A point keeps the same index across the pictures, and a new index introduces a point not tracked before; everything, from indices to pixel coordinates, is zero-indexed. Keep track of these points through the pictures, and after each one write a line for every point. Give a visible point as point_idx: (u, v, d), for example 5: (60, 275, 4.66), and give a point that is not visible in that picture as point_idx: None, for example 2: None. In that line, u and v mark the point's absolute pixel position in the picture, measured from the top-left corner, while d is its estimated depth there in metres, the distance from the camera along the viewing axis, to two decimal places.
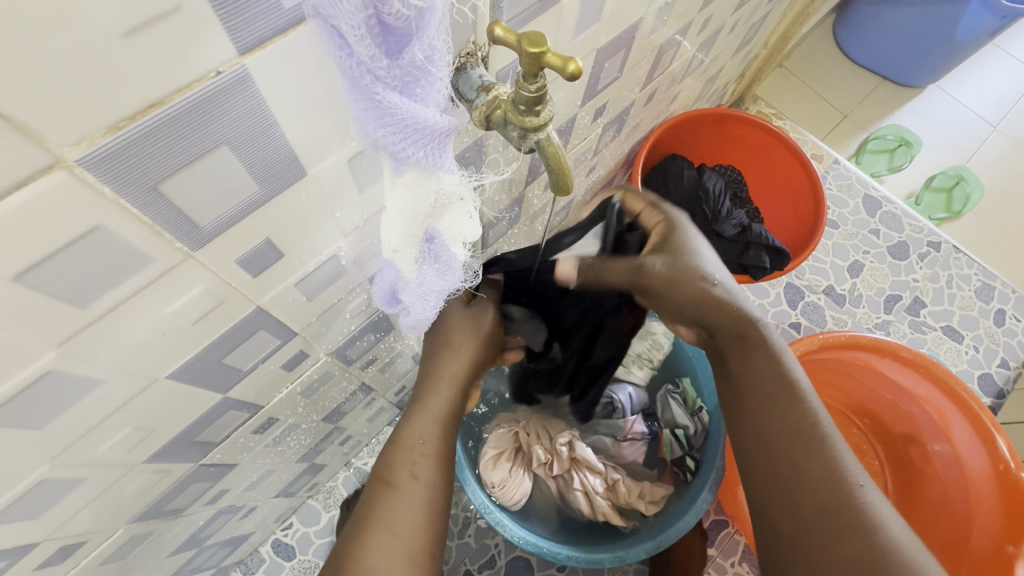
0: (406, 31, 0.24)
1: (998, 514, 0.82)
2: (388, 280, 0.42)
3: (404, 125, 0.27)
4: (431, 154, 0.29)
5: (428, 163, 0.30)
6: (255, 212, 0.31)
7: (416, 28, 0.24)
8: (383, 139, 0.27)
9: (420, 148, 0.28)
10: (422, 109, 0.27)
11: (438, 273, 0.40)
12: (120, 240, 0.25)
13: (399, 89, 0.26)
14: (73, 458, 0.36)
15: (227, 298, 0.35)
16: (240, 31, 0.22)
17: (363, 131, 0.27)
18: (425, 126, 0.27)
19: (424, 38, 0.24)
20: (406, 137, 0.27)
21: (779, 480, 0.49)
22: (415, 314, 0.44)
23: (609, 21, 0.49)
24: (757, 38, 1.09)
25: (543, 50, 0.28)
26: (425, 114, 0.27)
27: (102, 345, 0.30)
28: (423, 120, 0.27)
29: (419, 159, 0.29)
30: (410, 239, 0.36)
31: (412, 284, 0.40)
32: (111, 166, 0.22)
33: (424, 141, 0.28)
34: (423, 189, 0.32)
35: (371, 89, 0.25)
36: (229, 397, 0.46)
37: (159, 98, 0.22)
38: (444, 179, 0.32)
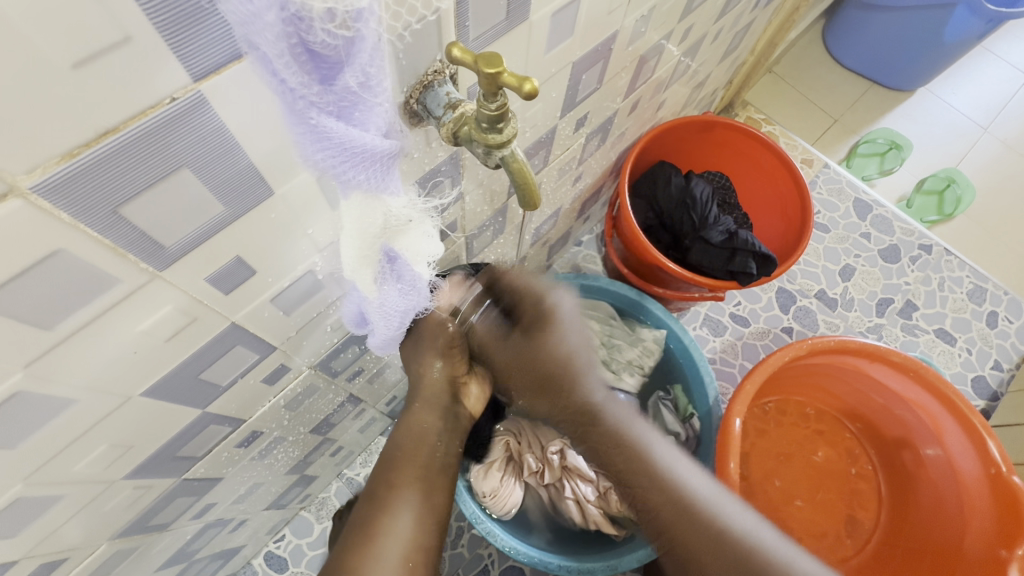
0: (337, 59, 0.24)
1: (991, 518, 0.81)
2: (353, 302, 0.42)
3: (343, 149, 0.27)
4: (372, 174, 0.30)
5: (370, 183, 0.31)
6: (225, 231, 0.31)
7: (348, 56, 0.24)
8: (322, 162, 0.28)
9: (363, 172, 0.29)
10: (358, 132, 0.27)
11: (399, 291, 0.41)
12: (83, 263, 0.26)
13: (334, 114, 0.26)
14: (49, 476, 0.36)
15: (199, 315, 0.35)
16: (194, 58, 0.23)
17: (302, 150, 0.28)
18: (364, 150, 0.28)
19: (356, 69, 0.25)
20: (346, 160, 0.28)
21: (673, 543, 0.55)
22: (381, 333, 0.45)
23: (583, 33, 0.50)
24: (743, 45, 1.10)
25: (499, 71, 0.28)
26: (361, 136, 0.27)
27: (72, 365, 0.30)
28: (361, 145, 0.28)
29: (362, 181, 0.30)
30: (366, 261, 0.36)
31: (374, 304, 0.40)
32: (68, 192, 0.23)
33: (365, 164, 0.29)
34: (370, 212, 0.33)
35: (305, 113, 0.25)
36: (209, 412, 0.46)
37: (113, 125, 0.22)
38: (391, 201, 0.33)
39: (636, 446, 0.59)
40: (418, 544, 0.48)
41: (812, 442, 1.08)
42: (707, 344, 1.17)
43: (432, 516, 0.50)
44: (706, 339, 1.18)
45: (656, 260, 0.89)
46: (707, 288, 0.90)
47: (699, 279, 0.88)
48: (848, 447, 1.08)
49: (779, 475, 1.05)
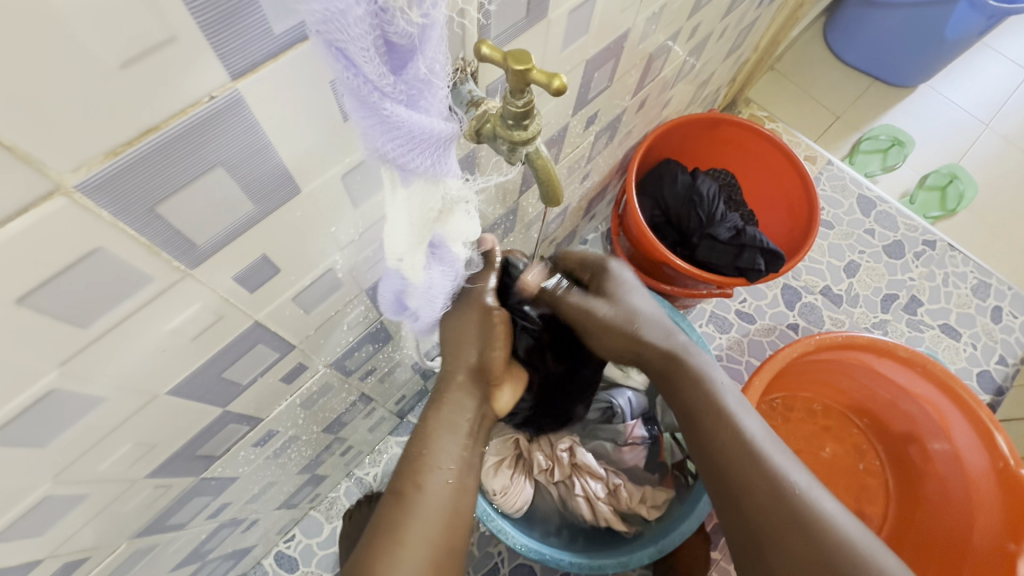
0: (410, 47, 0.25)
1: (998, 514, 0.82)
2: (394, 286, 0.43)
3: (411, 137, 0.28)
4: (434, 160, 0.30)
5: (433, 170, 0.31)
6: (253, 230, 0.32)
7: (419, 44, 0.25)
8: (391, 152, 0.28)
9: (427, 157, 0.29)
10: (427, 116, 0.28)
11: (442, 270, 0.42)
12: (119, 262, 0.26)
13: (404, 102, 0.27)
14: (76, 475, 0.36)
15: (225, 314, 0.35)
16: (233, 56, 0.23)
17: (369, 143, 0.28)
18: (430, 135, 0.28)
19: (426, 56, 0.26)
20: (414, 148, 0.28)
21: (729, 497, 0.55)
22: (424, 314, 0.48)
23: (596, 32, 0.50)
24: (747, 42, 1.11)
25: (528, 67, 0.29)
26: (430, 121, 0.28)
27: (104, 364, 0.30)
28: (428, 130, 0.28)
29: (425, 168, 0.30)
30: (417, 248, 0.37)
31: (420, 287, 0.42)
32: (109, 191, 0.23)
33: (429, 150, 0.29)
34: (430, 196, 0.33)
35: (379, 104, 0.26)
36: (229, 411, 0.46)
37: (154, 124, 0.22)
38: (450, 183, 0.33)
39: (706, 399, 0.57)
40: (432, 543, 0.49)
41: (819, 438, 1.09)
42: (713, 341, 1.18)
43: (451, 514, 0.51)
44: (712, 336, 1.18)
45: (664, 258, 0.89)
46: (715, 285, 0.90)
47: (707, 276, 0.88)
48: (856, 443, 1.08)
49: None
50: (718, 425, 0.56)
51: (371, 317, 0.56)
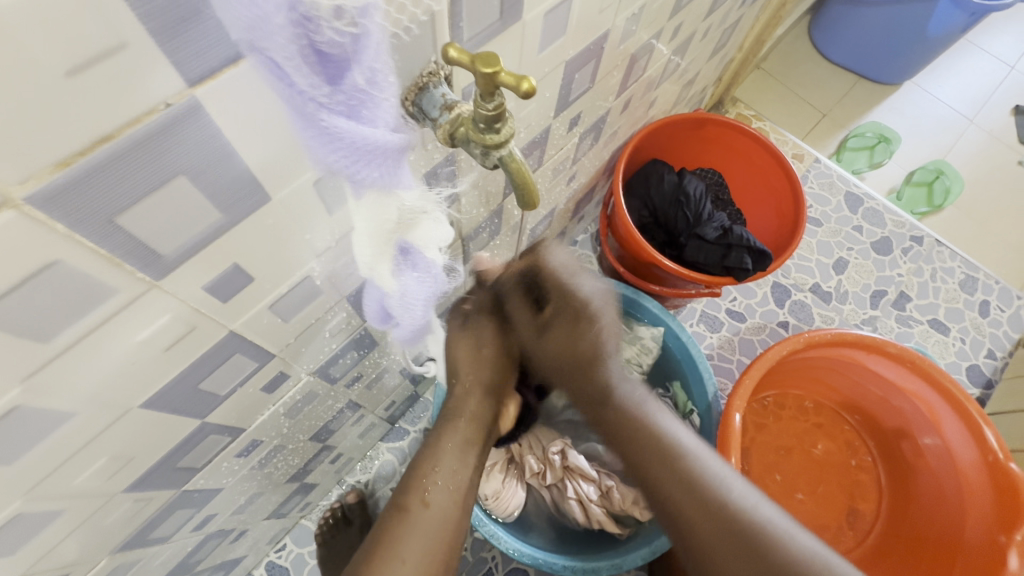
0: (344, 57, 0.24)
1: (990, 504, 0.82)
2: (374, 297, 0.43)
3: (353, 147, 0.27)
4: (381, 168, 0.30)
5: (383, 179, 0.31)
6: (223, 238, 0.31)
7: (354, 54, 0.24)
8: (336, 161, 0.28)
9: (374, 167, 0.29)
10: (371, 127, 0.27)
11: (420, 279, 0.41)
12: (80, 273, 0.25)
13: (345, 114, 0.26)
14: (48, 492, 0.35)
15: (198, 324, 0.35)
16: (187, 62, 0.22)
17: (313, 151, 0.28)
18: (376, 147, 0.28)
19: (364, 67, 0.25)
20: (359, 158, 0.28)
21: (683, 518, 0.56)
22: (407, 323, 0.46)
23: (575, 33, 0.50)
24: (732, 42, 1.11)
25: (496, 70, 0.28)
26: (373, 131, 0.27)
27: (71, 378, 0.30)
28: (372, 142, 0.28)
29: (374, 177, 0.30)
30: (382, 256, 0.37)
31: (394, 296, 0.41)
32: (61, 203, 0.22)
33: (376, 160, 0.29)
34: (385, 209, 0.34)
35: (316, 115, 0.25)
36: (209, 422, 0.46)
37: (108, 132, 0.22)
38: (405, 196, 0.34)
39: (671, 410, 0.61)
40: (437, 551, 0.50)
41: (811, 436, 1.09)
42: (704, 340, 1.18)
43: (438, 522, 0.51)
44: (703, 336, 1.18)
45: (651, 258, 0.89)
46: (703, 285, 0.90)
47: (695, 276, 0.88)
48: (847, 439, 1.08)
49: (779, 469, 1.05)
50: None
51: (354, 323, 0.55)
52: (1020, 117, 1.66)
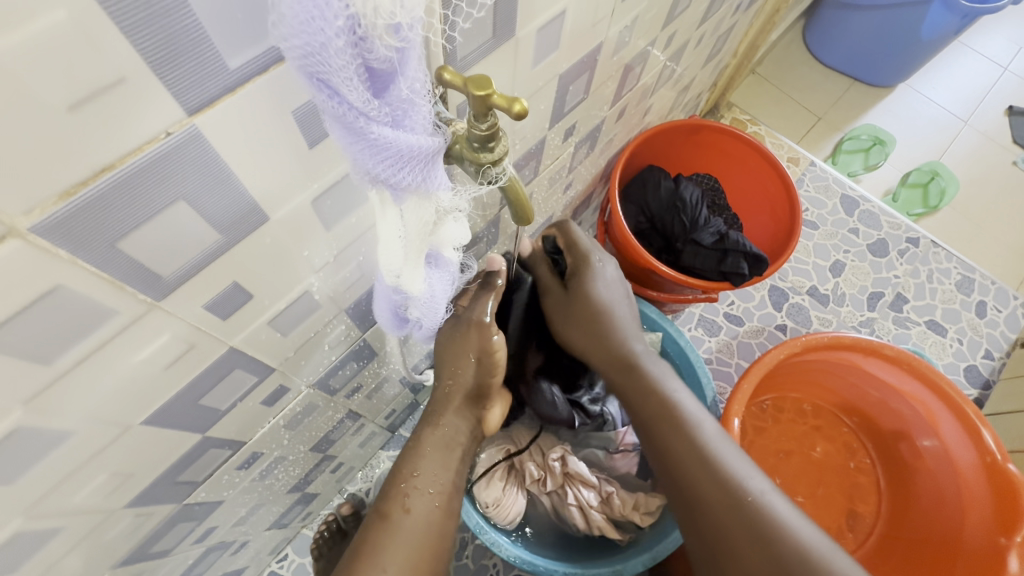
0: (389, 70, 0.25)
1: (988, 506, 0.83)
2: (395, 301, 0.43)
3: (399, 156, 0.28)
4: (426, 176, 0.30)
5: (422, 187, 0.31)
6: (221, 258, 0.32)
7: (397, 66, 0.25)
8: (379, 172, 0.28)
9: (414, 175, 0.30)
10: (415, 134, 0.28)
11: (439, 273, 0.43)
12: (82, 297, 0.26)
13: (391, 123, 0.27)
14: (50, 509, 0.36)
15: (198, 341, 0.35)
16: (188, 93, 0.23)
17: (358, 166, 0.28)
18: (418, 154, 0.29)
19: (407, 76, 0.26)
20: (402, 166, 0.29)
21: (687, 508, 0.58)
22: (428, 321, 0.48)
23: (568, 47, 0.51)
24: (726, 48, 1.12)
25: (488, 93, 0.29)
26: (418, 138, 0.28)
27: (72, 397, 0.30)
28: (415, 149, 0.28)
29: (413, 184, 0.30)
30: (414, 261, 0.37)
31: (422, 298, 0.42)
32: (65, 231, 0.23)
33: (417, 167, 0.29)
34: (422, 211, 0.33)
35: (365, 128, 0.26)
36: (210, 436, 0.46)
37: (109, 162, 0.22)
38: (441, 197, 0.33)
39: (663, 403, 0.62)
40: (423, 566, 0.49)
41: (809, 439, 1.09)
42: (703, 345, 1.18)
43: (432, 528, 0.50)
44: (701, 340, 1.19)
45: (648, 264, 0.90)
46: (701, 290, 0.91)
47: (692, 282, 0.89)
48: (846, 441, 1.08)
49: (779, 472, 1.06)
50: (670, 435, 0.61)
51: (353, 335, 0.56)
52: (1014, 118, 1.67)
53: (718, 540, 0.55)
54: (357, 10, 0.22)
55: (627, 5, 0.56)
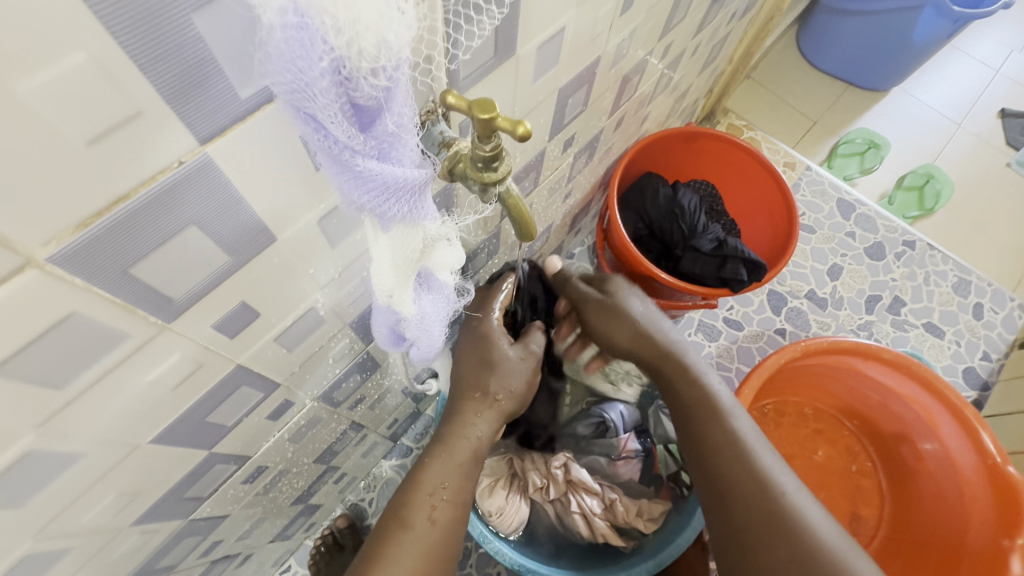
0: (376, 108, 0.25)
1: (991, 508, 0.83)
2: (390, 321, 0.42)
3: (386, 189, 0.28)
4: (413, 208, 0.31)
5: (411, 217, 0.31)
6: (229, 279, 0.32)
7: (385, 103, 0.25)
8: (366, 204, 0.28)
9: (403, 205, 0.30)
10: (402, 168, 0.28)
11: (435, 298, 0.41)
12: (96, 322, 0.26)
13: (377, 157, 0.27)
14: (59, 530, 0.36)
15: (206, 360, 0.35)
16: (199, 123, 0.23)
17: (345, 196, 0.28)
18: (406, 185, 0.29)
19: (395, 113, 0.26)
20: (390, 198, 0.29)
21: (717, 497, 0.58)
22: (423, 344, 0.47)
23: (567, 62, 0.51)
24: (721, 56, 1.13)
25: (492, 115, 0.29)
26: (405, 172, 0.28)
27: (84, 419, 0.30)
28: (402, 181, 0.28)
29: (403, 215, 0.31)
30: (403, 283, 0.36)
31: (413, 319, 0.41)
32: (82, 260, 0.23)
33: (405, 198, 0.30)
34: (410, 238, 0.33)
35: (351, 162, 0.26)
36: (216, 452, 0.46)
37: (125, 192, 0.23)
38: (428, 225, 0.34)
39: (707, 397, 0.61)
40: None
41: (810, 442, 1.10)
42: (703, 350, 1.19)
43: (441, 539, 0.50)
44: (701, 345, 1.20)
45: (648, 271, 0.90)
46: (700, 296, 0.92)
47: (692, 288, 0.89)
48: (847, 445, 1.09)
49: None
50: (704, 431, 0.60)
51: (357, 347, 0.56)
52: (1007, 121, 1.68)
53: (742, 535, 0.55)
54: (343, 54, 0.21)
55: (625, 19, 0.56)
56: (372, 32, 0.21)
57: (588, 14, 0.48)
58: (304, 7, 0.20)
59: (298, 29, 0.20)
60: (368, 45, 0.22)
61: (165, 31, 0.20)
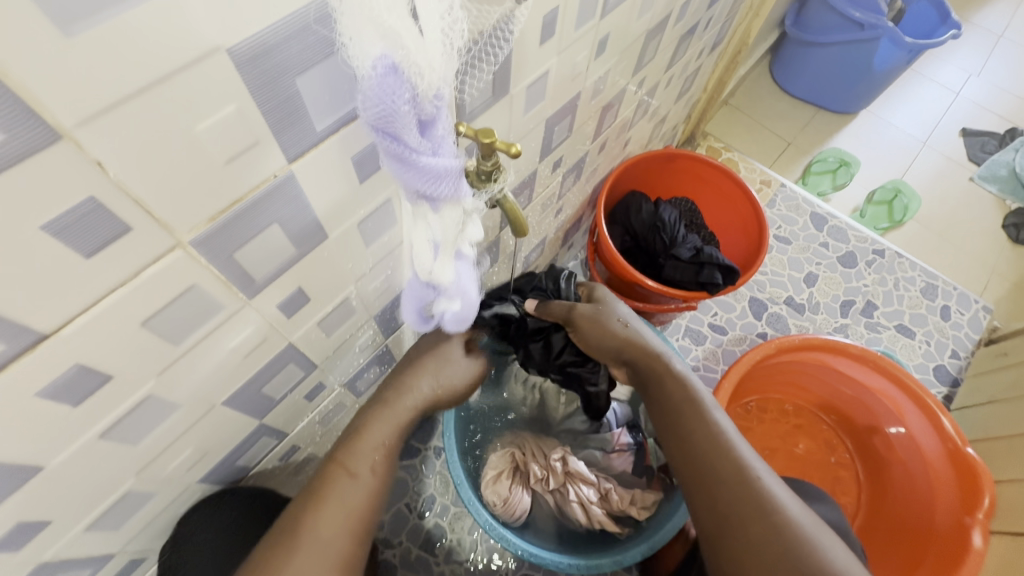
0: (430, 118, 0.34)
1: (955, 489, 0.91)
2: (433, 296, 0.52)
3: (440, 178, 0.37)
4: (460, 190, 0.39)
5: (455, 197, 0.40)
6: (293, 268, 0.42)
7: (435, 116, 0.35)
8: (425, 190, 0.38)
9: (451, 190, 0.39)
10: (450, 159, 0.37)
11: (465, 267, 0.49)
12: (206, 294, 0.36)
13: (431, 154, 0.36)
14: (151, 474, 0.45)
15: (269, 335, 0.45)
16: (291, 147, 0.33)
17: (406, 184, 0.37)
18: (454, 175, 0.38)
19: (442, 120, 0.35)
20: (442, 186, 0.38)
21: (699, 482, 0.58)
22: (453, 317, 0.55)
23: (553, 97, 0.62)
24: (695, 86, 1.26)
25: (492, 140, 0.39)
26: (452, 162, 0.37)
27: (185, 375, 0.39)
28: (451, 172, 0.37)
29: (449, 198, 0.40)
30: (444, 259, 0.45)
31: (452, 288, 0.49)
32: (208, 245, 0.33)
33: (453, 184, 0.38)
34: (453, 213, 0.41)
35: (415, 159, 0.35)
36: (264, 424, 0.55)
37: (241, 195, 0.32)
38: (466, 202, 0.42)
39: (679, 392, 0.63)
40: None
41: (792, 436, 1.17)
42: (691, 353, 1.28)
43: None
44: (689, 349, 1.28)
45: (634, 278, 1.00)
46: (681, 299, 1.01)
47: (673, 292, 0.99)
48: (826, 438, 1.17)
49: None
50: (683, 419, 0.61)
51: (378, 340, 0.66)
52: (968, 138, 1.82)
53: (722, 516, 0.55)
54: (415, 85, 0.31)
55: (600, 60, 0.68)
56: (435, 70, 0.31)
57: (568, 59, 0.59)
58: (391, 59, 0.30)
59: (385, 74, 0.30)
60: (433, 78, 0.31)
61: (281, 87, 0.30)
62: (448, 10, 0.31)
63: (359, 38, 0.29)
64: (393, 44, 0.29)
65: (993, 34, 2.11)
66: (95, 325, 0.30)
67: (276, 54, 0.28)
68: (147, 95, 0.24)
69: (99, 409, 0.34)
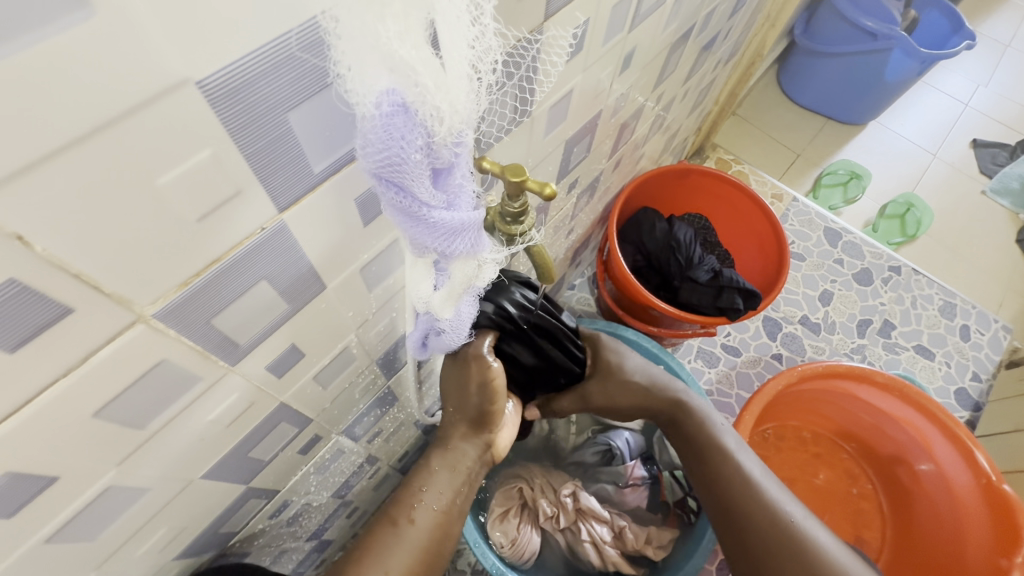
0: (446, 166, 0.28)
1: (987, 528, 0.85)
2: (427, 325, 0.45)
3: (453, 233, 0.31)
4: (477, 244, 0.34)
5: (470, 252, 0.34)
6: (286, 324, 0.35)
7: (452, 162, 0.28)
8: (434, 246, 0.31)
9: (466, 245, 0.33)
10: (467, 212, 0.31)
11: (472, 302, 0.43)
12: (179, 368, 0.29)
13: (445, 207, 0.30)
14: (117, 561, 0.38)
15: (257, 400, 0.39)
16: (280, 197, 0.27)
17: (413, 240, 0.31)
18: (470, 229, 0.32)
19: (460, 167, 0.29)
20: (455, 240, 0.31)
21: None
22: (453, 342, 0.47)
23: (573, 118, 0.56)
24: (708, 98, 1.21)
25: (523, 179, 0.33)
26: (471, 215, 0.31)
27: (153, 456, 0.33)
28: (467, 225, 0.31)
29: (464, 253, 0.33)
30: (451, 296, 0.39)
31: (451, 321, 0.43)
32: (177, 315, 0.26)
33: (468, 239, 0.32)
34: (466, 266, 0.36)
35: (425, 214, 0.28)
36: (251, 487, 0.49)
37: (219, 254, 0.26)
38: (484, 254, 0.36)
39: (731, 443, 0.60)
40: None
41: (812, 466, 1.12)
42: (703, 376, 1.22)
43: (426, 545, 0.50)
44: (701, 371, 1.23)
45: (648, 301, 0.94)
46: (699, 325, 0.95)
47: (690, 317, 0.93)
48: (847, 468, 1.12)
49: None
50: None
51: (379, 383, 0.59)
52: (979, 150, 1.78)
53: None
54: (431, 129, 0.25)
55: (623, 76, 0.62)
56: (458, 112, 0.25)
57: (593, 77, 0.53)
58: (400, 97, 0.24)
59: (393, 114, 0.24)
60: (454, 122, 0.26)
61: (270, 125, 0.24)
62: (478, 36, 0.25)
63: (360, 66, 0.23)
64: (404, 78, 0.23)
65: (999, 44, 2.08)
66: (33, 423, 0.24)
67: (262, 85, 0.22)
68: (84, 148, 0.18)
69: (42, 511, 0.28)
